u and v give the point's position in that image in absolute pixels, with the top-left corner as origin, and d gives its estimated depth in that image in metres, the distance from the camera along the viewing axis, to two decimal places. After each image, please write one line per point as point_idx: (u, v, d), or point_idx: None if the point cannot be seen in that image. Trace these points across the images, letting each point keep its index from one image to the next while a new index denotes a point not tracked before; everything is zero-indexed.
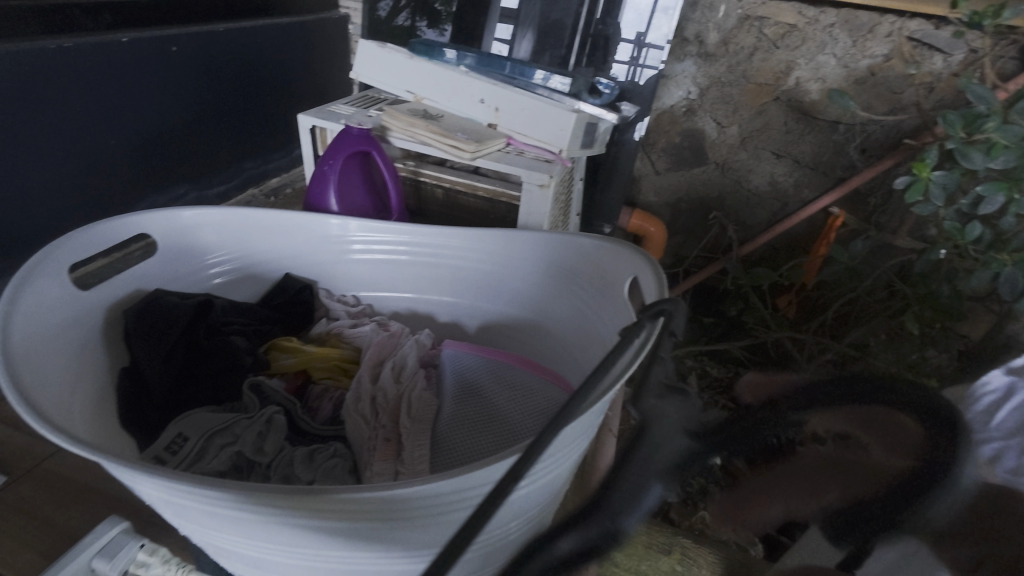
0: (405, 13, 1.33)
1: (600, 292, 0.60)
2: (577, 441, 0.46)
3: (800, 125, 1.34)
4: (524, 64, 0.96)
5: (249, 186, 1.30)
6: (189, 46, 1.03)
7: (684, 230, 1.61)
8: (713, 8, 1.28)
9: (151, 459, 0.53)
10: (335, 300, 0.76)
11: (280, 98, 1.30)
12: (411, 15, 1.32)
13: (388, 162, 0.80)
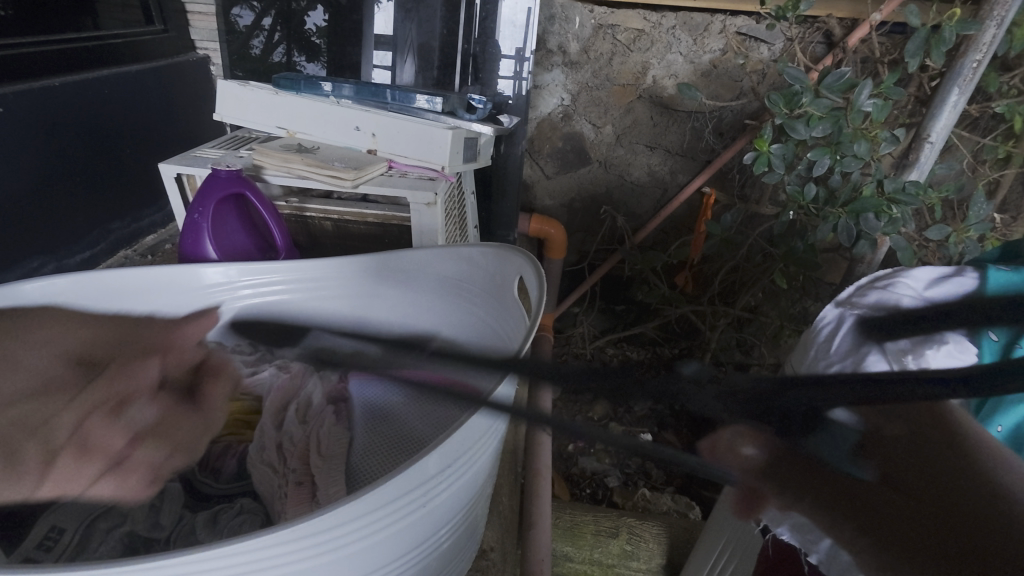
0: (281, 48, 1.30)
1: (490, 296, 0.62)
2: (475, 445, 0.50)
3: (664, 118, 1.47)
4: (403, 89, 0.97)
5: (120, 248, 1.19)
6: (21, 105, 0.93)
7: (582, 228, 1.70)
8: (570, 20, 1.37)
9: (20, 561, 0.48)
10: None
11: (141, 150, 1.21)
12: (288, 49, 1.29)
13: (265, 202, 0.78)
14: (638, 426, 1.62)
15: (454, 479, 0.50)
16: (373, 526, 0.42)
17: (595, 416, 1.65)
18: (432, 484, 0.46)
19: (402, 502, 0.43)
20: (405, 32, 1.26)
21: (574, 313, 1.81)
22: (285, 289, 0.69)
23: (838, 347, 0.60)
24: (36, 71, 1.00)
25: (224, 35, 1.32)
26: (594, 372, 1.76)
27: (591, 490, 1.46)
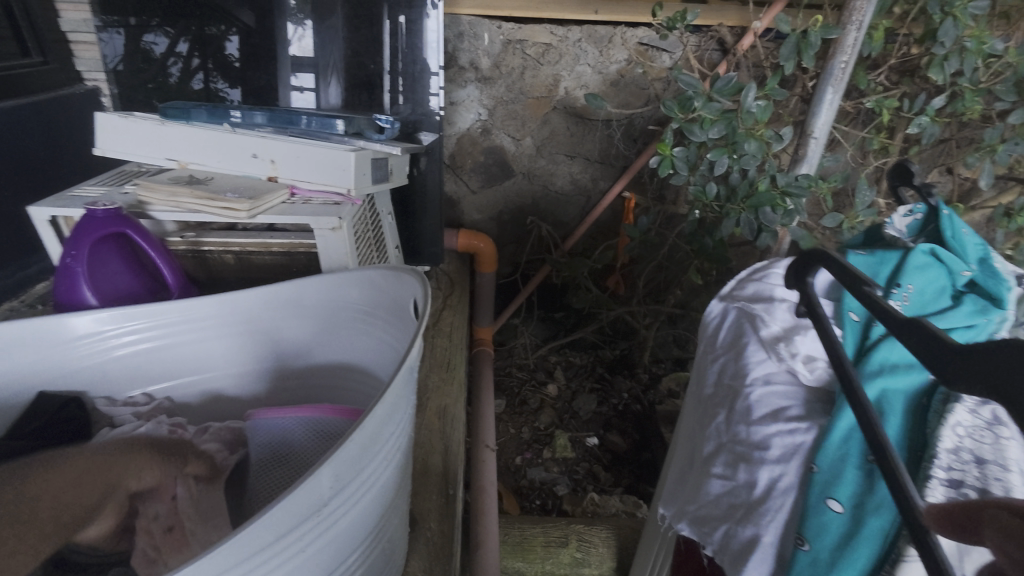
0: (199, 74, 1.25)
1: (385, 317, 0.60)
2: (372, 470, 0.49)
3: (580, 127, 1.51)
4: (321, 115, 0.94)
5: (3, 300, 1.09)
6: None
7: (512, 239, 1.71)
8: (479, 37, 1.39)
9: None
10: (119, 405, 0.68)
11: (22, 191, 1.11)
12: (206, 74, 1.24)
13: (149, 240, 0.73)
14: (584, 430, 1.64)
15: (350, 509, 0.48)
16: (260, 566, 0.40)
17: (541, 425, 1.65)
18: (324, 518, 0.45)
19: (290, 537, 0.42)
20: (313, 51, 1.23)
21: (514, 324, 1.82)
22: (165, 330, 0.68)
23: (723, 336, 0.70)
24: None
25: (133, 63, 1.26)
26: (537, 381, 1.76)
27: (541, 501, 1.46)
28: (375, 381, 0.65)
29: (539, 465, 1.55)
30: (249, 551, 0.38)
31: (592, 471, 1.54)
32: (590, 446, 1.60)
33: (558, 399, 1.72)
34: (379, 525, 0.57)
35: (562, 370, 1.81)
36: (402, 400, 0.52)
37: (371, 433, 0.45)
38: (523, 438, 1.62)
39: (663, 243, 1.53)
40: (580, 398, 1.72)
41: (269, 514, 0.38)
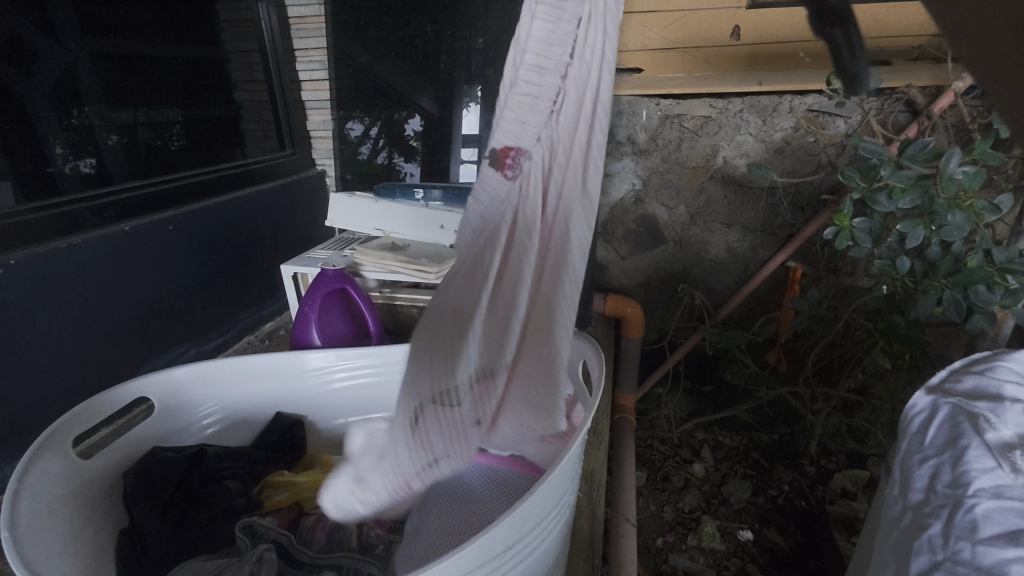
0: (383, 153, 1.58)
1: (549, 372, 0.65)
2: (542, 524, 0.53)
3: (738, 196, 1.48)
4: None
5: (245, 334, 1.38)
6: (184, 224, 1.15)
7: (660, 306, 1.69)
8: (637, 114, 1.45)
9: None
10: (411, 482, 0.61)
11: (268, 250, 1.43)
12: (389, 153, 1.57)
13: (363, 296, 0.90)
14: (735, 521, 1.47)
15: (523, 558, 0.53)
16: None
17: (686, 507, 1.52)
18: (503, 562, 0.50)
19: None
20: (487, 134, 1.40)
21: (658, 394, 1.76)
22: (374, 376, 0.83)
23: (934, 438, 0.73)
24: (198, 192, 1.23)
25: (338, 145, 1.62)
26: (682, 458, 1.64)
27: None
28: None
29: (683, 552, 1.42)
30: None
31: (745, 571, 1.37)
32: (743, 540, 1.43)
33: (706, 481, 1.58)
34: None
35: (710, 450, 1.67)
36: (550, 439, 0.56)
37: (550, 484, 0.51)
38: (665, 518, 1.51)
39: (836, 319, 1.39)
40: (731, 482, 1.56)
41: (461, 553, 0.44)
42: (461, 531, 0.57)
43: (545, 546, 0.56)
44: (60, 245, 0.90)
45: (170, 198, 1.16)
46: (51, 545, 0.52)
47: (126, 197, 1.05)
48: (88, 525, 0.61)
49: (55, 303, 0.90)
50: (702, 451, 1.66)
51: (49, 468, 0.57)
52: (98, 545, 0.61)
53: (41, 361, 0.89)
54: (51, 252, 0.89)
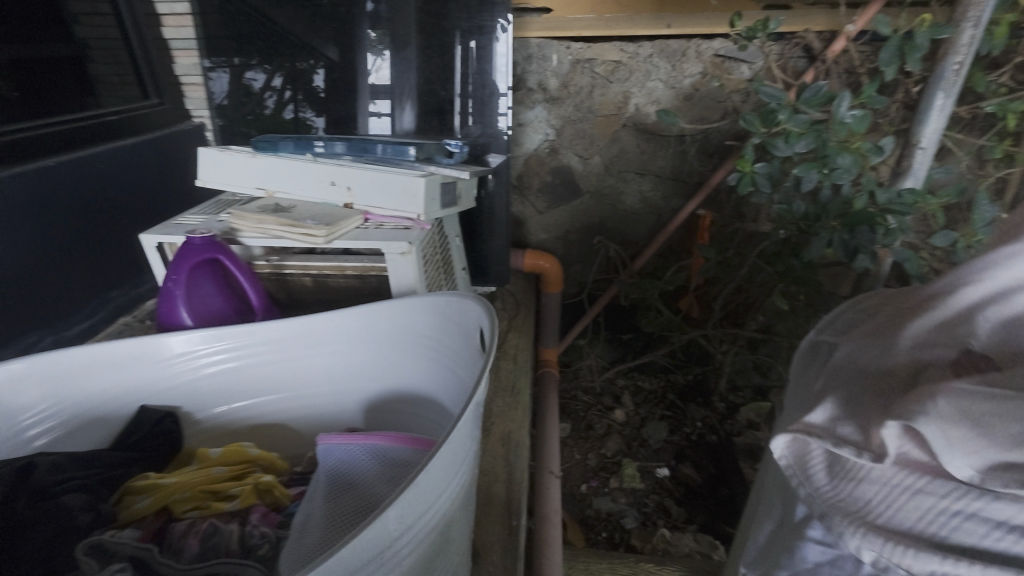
0: (291, 106, 1.38)
1: (462, 349, 0.59)
2: (425, 516, 0.47)
3: (650, 144, 1.48)
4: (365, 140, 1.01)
5: (120, 315, 1.26)
6: (15, 188, 1.01)
7: (579, 259, 1.68)
8: (548, 58, 1.39)
9: None
10: None
11: (129, 219, 1.27)
12: (297, 106, 1.37)
13: (239, 264, 0.79)
14: (654, 460, 1.55)
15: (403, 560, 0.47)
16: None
17: (608, 452, 1.57)
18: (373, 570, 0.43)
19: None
20: (366, 90, 1.33)
21: (580, 345, 1.81)
22: (270, 354, 0.68)
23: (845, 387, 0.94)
24: (34, 151, 1.08)
25: (236, 98, 1.42)
26: (604, 406, 1.70)
27: (608, 533, 1.36)
28: (446, 414, 0.64)
29: (606, 495, 1.46)
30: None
31: (662, 505, 1.44)
32: (661, 477, 1.50)
33: (627, 426, 1.65)
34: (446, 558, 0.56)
35: (630, 395, 1.75)
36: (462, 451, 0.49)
37: (445, 470, 0.48)
38: (588, 465, 1.55)
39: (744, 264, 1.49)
40: (650, 424, 1.64)
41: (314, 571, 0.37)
42: (348, 524, 0.51)
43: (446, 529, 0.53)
44: None
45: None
46: None
47: None
48: None
49: None
50: (623, 397, 1.74)
51: None
52: None
53: None
54: None
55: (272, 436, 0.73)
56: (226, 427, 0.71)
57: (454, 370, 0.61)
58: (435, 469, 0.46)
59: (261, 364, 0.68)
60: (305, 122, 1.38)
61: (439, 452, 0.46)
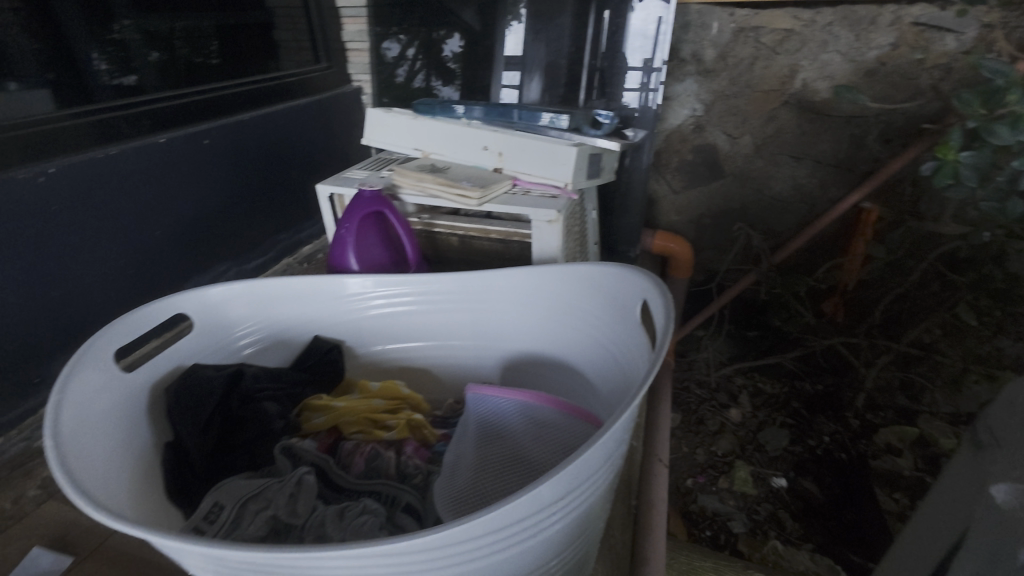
0: (421, 75, 1.47)
1: (623, 325, 0.58)
2: (579, 486, 0.48)
3: (814, 125, 1.33)
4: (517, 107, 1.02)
5: (284, 256, 1.44)
6: (220, 138, 1.18)
7: (710, 245, 1.58)
8: (707, 27, 1.30)
9: (265, 527, 0.50)
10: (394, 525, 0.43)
11: (298, 172, 1.43)
12: (427, 75, 1.45)
13: (401, 218, 0.85)
14: (770, 468, 1.44)
15: (551, 522, 0.48)
16: (462, 548, 0.43)
17: (719, 451, 1.49)
18: (526, 525, 0.45)
19: (491, 535, 0.44)
20: (514, 56, 1.33)
21: (699, 336, 1.72)
22: (431, 304, 0.72)
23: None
24: (233, 107, 1.25)
25: (376, 67, 1.53)
26: (718, 403, 1.62)
27: (712, 532, 1.31)
28: (592, 383, 0.65)
29: (713, 494, 1.40)
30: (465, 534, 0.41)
31: (774, 516, 1.34)
32: (776, 487, 1.40)
33: (742, 427, 1.55)
34: (587, 529, 0.56)
35: (749, 396, 1.64)
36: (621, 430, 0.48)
37: (606, 445, 0.48)
38: (696, 460, 1.49)
39: (913, 267, 1.31)
40: (768, 430, 1.52)
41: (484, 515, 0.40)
42: (500, 473, 0.54)
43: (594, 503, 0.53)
44: (100, 154, 0.94)
45: (206, 108, 1.18)
46: (101, 449, 0.48)
47: (162, 108, 1.08)
48: (142, 447, 0.54)
49: (104, 210, 0.96)
50: (740, 397, 1.63)
51: (89, 381, 0.49)
52: (144, 469, 0.53)
53: (94, 262, 0.96)
54: (91, 161, 0.93)
55: (419, 379, 0.79)
56: (380, 364, 0.78)
57: (610, 345, 0.61)
58: (601, 446, 0.46)
59: (423, 312, 0.73)
60: (433, 89, 1.47)
61: (607, 433, 0.46)
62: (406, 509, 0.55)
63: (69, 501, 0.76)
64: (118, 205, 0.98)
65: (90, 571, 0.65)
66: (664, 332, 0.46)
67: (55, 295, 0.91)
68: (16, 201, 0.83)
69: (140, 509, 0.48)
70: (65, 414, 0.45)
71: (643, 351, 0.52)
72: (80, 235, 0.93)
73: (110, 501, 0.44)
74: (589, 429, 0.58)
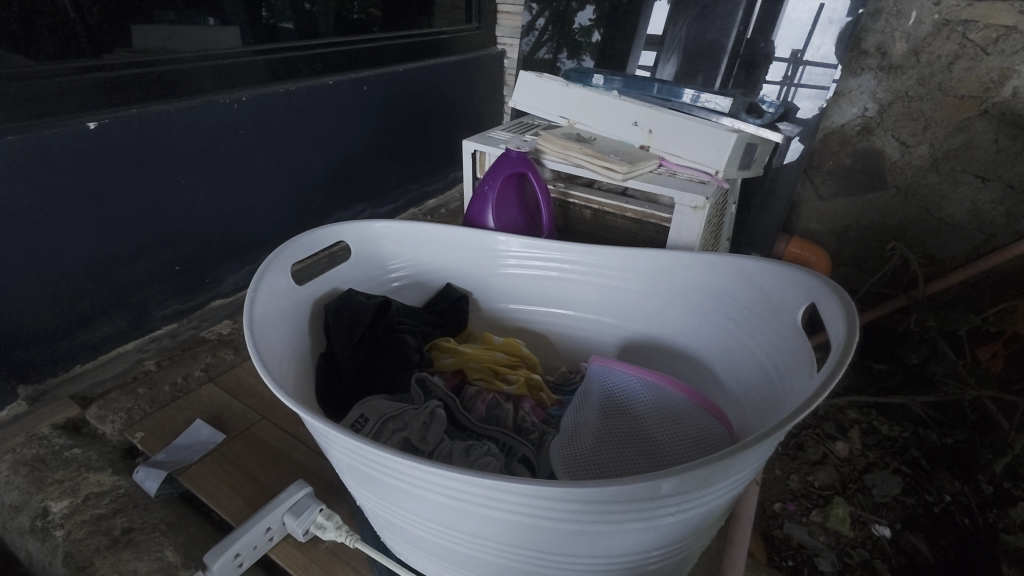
0: (548, 47, 1.47)
1: (781, 328, 0.54)
2: (711, 490, 0.46)
3: (1016, 143, 1.14)
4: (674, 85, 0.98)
5: (411, 206, 1.51)
6: (376, 85, 1.25)
7: (850, 262, 1.44)
8: (903, 16, 1.14)
9: (402, 443, 0.54)
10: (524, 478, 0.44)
11: (436, 128, 1.49)
12: (554, 48, 1.46)
13: (543, 183, 0.85)
14: (874, 514, 1.31)
15: (673, 516, 0.47)
16: (584, 517, 0.43)
17: (816, 482, 1.38)
18: (648, 513, 0.44)
19: (618, 512, 0.43)
20: (672, 32, 1.26)
21: None
22: (568, 273, 0.73)
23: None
24: (390, 58, 1.32)
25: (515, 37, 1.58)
26: (824, 432, 1.49)
27: (795, 562, 1.23)
28: (725, 382, 0.62)
29: (802, 524, 1.30)
30: (595, 501, 0.41)
31: (871, 565, 1.22)
32: (877, 535, 1.27)
33: (847, 463, 1.42)
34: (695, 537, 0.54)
35: (860, 433, 1.49)
36: (769, 444, 0.45)
37: (749, 457, 0.45)
38: (789, 486, 1.39)
39: None
40: (878, 473, 1.38)
41: (620, 486, 0.40)
42: (622, 448, 0.54)
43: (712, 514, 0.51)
44: (279, 89, 1.04)
45: (367, 57, 1.25)
46: (277, 346, 0.54)
47: (334, 52, 1.16)
48: (302, 352, 0.61)
49: (275, 140, 1.06)
50: (851, 431, 1.49)
51: (273, 285, 0.56)
52: (303, 372, 0.59)
53: (262, 186, 1.08)
54: (272, 94, 1.03)
55: (537, 343, 0.80)
56: (502, 322, 0.80)
57: (759, 347, 0.57)
58: (747, 453, 0.43)
59: (558, 281, 0.74)
60: (557, 62, 1.48)
61: (756, 444, 0.43)
62: (522, 460, 0.57)
63: (223, 388, 0.88)
64: (286, 136, 1.09)
65: (238, 450, 0.75)
66: (841, 342, 0.42)
67: (229, 210, 1.03)
68: (214, 122, 0.95)
69: (303, 404, 0.54)
70: (256, 309, 0.52)
71: (803, 359, 0.48)
72: (254, 160, 1.04)
73: (285, 391, 0.50)
74: (718, 429, 0.56)
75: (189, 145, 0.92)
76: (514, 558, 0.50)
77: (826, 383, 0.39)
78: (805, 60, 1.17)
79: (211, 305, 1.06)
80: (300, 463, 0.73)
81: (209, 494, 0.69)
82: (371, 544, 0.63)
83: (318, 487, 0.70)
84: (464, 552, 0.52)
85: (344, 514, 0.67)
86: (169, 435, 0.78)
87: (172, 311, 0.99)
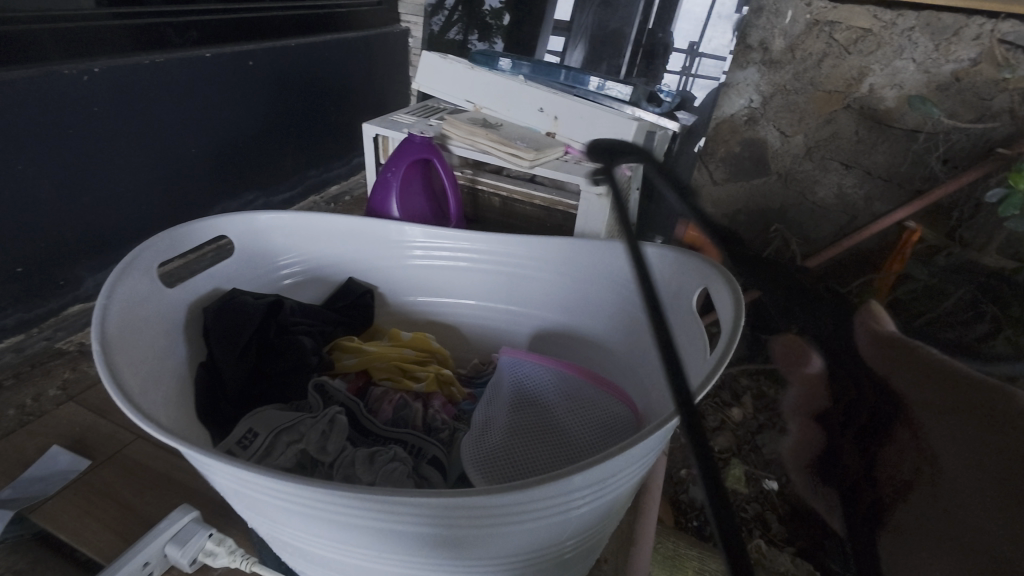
0: (458, 27, 1.41)
1: (679, 311, 0.56)
2: (617, 476, 0.46)
3: (873, 134, 1.28)
4: (579, 72, 0.99)
5: (311, 194, 1.41)
6: (264, 60, 1.14)
7: (742, 243, 1.56)
8: (780, 14, 1.23)
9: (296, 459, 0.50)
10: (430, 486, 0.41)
11: (337, 110, 1.40)
12: (465, 29, 1.39)
13: (449, 171, 0.82)
14: (764, 471, 1.45)
15: (582, 505, 0.46)
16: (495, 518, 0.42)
17: (716, 447, 1.50)
18: (557, 504, 0.44)
19: (529, 509, 0.42)
20: (577, 18, 1.27)
21: None
22: (475, 264, 0.71)
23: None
24: (279, 31, 1.20)
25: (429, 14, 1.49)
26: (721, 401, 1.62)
27: (699, 523, 1.34)
28: (632, 367, 0.64)
29: (704, 487, 1.42)
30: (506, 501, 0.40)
31: (762, 517, 1.35)
32: (768, 490, 1.40)
33: (741, 427, 1.56)
34: (607, 521, 0.54)
35: (752, 398, 1.63)
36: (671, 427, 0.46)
37: (653, 439, 0.46)
38: None
39: (949, 294, 1.29)
40: (767, 433, 1.53)
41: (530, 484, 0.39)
42: (533, 439, 0.54)
43: (624, 495, 0.52)
44: (143, 60, 0.90)
45: (255, 28, 1.14)
46: (140, 360, 0.47)
47: (209, 19, 1.03)
48: (175, 364, 0.53)
49: (138, 118, 0.93)
50: (744, 398, 1.63)
51: (134, 291, 0.49)
52: (176, 387, 0.52)
53: (124, 171, 0.93)
54: (135, 66, 0.89)
55: (447, 336, 0.78)
56: (410, 316, 0.77)
57: None
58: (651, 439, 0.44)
59: (467, 269, 0.71)
60: (468, 44, 1.42)
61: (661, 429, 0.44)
62: (432, 461, 0.55)
63: (84, 406, 0.76)
64: (155, 114, 0.95)
65: (106, 477, 0.65)
66: (730, 322, 0.45)
67: (84, 200, 0.88)
68: (59, 97, 0.80)
69: (175, 424, 0.47)
70: (110, 319, 0.44)
71: (697, 341, 0.50)
72: (115, 142, 0.90)
73: (151, 413, 0.44)
74: (622, 413, 0.57)
75: (26, 124, 0.77)
76: (423, 566, 0.48)
77: (720, 362, 0.41)
78: (702, 52, 1.25)
79: (69, 312, 0.91)
80: (184, 485, 0.66)
81: (70, 530, 0.60)
82: (270, 566, 0.58)
83: (208, 510, 0.63)
84: (369, 565, 0.49)
85: (238, 537, 0.61)
86: (16, 468, 0.66)
87: (14, 321, 0.84)
